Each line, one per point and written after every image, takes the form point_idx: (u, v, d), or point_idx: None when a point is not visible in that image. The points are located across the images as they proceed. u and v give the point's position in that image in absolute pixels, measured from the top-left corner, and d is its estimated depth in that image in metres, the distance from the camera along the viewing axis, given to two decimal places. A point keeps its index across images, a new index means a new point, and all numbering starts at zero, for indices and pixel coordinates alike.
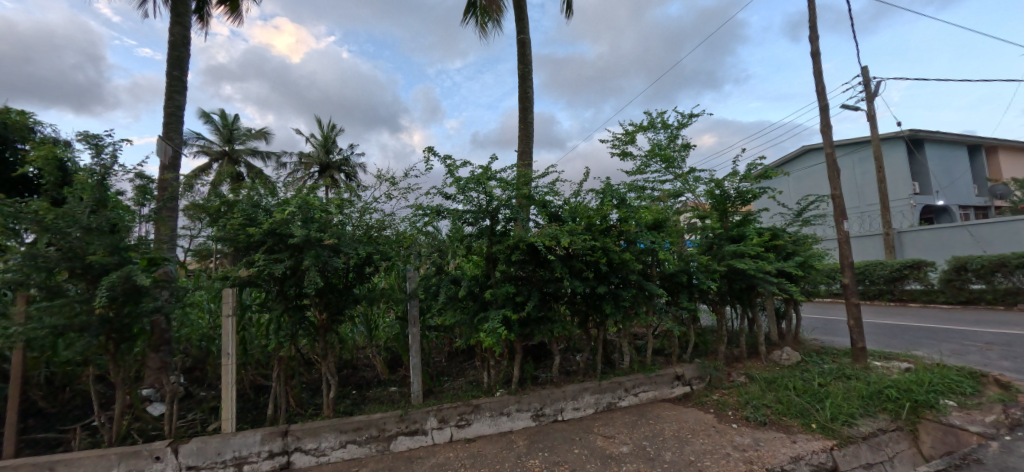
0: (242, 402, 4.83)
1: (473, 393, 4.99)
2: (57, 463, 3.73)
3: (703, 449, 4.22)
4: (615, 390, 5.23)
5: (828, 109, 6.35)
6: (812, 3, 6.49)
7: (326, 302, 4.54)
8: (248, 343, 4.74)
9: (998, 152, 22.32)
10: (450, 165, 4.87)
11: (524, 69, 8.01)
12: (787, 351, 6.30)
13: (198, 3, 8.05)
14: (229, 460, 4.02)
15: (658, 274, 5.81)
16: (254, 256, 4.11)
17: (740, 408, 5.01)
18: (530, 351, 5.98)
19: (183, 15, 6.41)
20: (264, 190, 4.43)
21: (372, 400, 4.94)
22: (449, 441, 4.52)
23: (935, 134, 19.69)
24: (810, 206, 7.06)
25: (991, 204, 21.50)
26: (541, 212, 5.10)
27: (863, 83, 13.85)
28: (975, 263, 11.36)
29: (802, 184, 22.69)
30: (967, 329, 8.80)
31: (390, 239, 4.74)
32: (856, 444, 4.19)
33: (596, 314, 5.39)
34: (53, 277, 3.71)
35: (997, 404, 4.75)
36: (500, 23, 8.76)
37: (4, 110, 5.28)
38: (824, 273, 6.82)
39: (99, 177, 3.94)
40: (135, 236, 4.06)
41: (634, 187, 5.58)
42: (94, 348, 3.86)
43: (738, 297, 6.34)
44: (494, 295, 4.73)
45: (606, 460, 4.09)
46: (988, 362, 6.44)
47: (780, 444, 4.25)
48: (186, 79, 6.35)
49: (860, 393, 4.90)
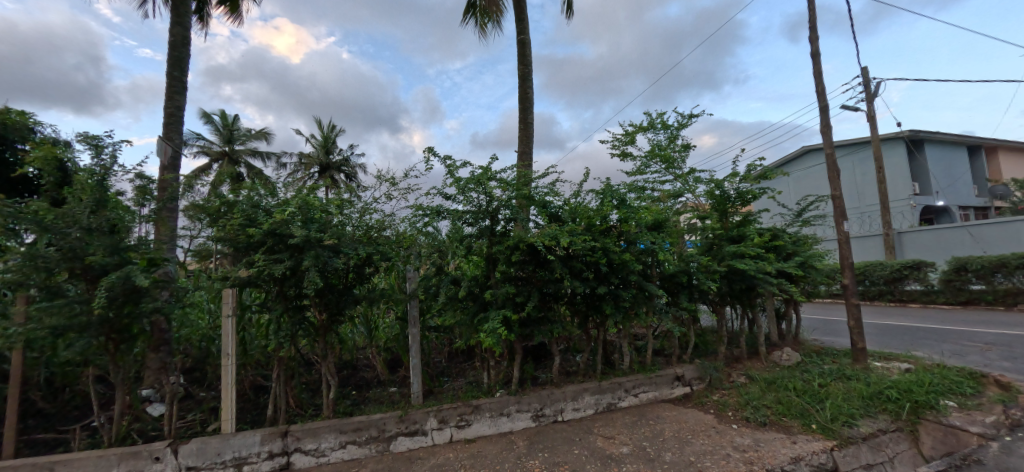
0: (242, 402, 4.83)
1: (473, 393, 5.00)
2: (57, 463, 3.72)
3: (703, 450, 4.22)
4: (615, 391, 5.22)
5: (828, 110, 6.35)
6: (812, 4, 6.49)
7: (326, 303, 4.54)
8: (248, 343, 4.73)
9: (998, 153, 22.31)
10: (450, 165, 4.87)
11: (524, 69, 8.02)
12: (787, 351, 6.30)
13: (199, 3, 8.06)
14: (229, 460, 4.01)
15: (658, 274, 5.81)
16: (254, 257, 4.10)
17: (740, 408, 5.01)
18: (530, 351, 5.98)
19: (183, 15, 6.40)
20: (264, 190, 4.43)
21: (372, 401, 4.94)
22: (449, 441, 4.52)
23: (935, 134, 19.68)
24: (811, 206, 7.06)
25: (991, 204, 21.49)
26: (541, 213, 5.10)
27: (863, 83, 13.83)
28: (975, 264, 11.35)
29: (802, 184, 22.70)
30: (967, 330, 8.80)
31: (390, 240, 4.75)
32: (856, 444, 4.19)
33: (596, 314, 5.39)
34: (53, 277, 3.71)
35: (997, 405, 4.74)
36: (500, 24, 8.77)
37: (4, 110, 5.28)
38: (824, 273, 6.82)
39: (99, 177, 3.93)
40: (135, 236, 4.06)
41: (635, 188, 5.55)
42: (94, 348, 3.85)
43: (738, 297, 6.34)
44: (494, 295, 4.73)
45: (606, 460, 4.09)
46: (988, 363, 6.44)
47: (780, 444, 4.25)
48: (186, 79, 6.35)
49: (860, 394, 4.90)
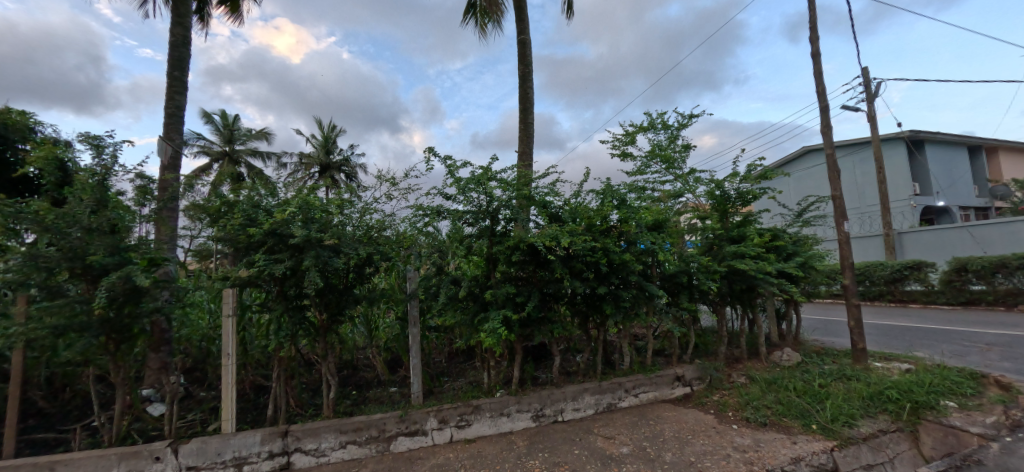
0: (242, 402, 4.83)
1: (473, 393, 5.00)
2: (57, 463, 3.72)
3: (703, 450, 4.22)
4: (615, 391, 5.22)
5: (828, 110, 6.35)
6: (812, 4, 6.49)
7: (326, 303, 4.54)
8: (248, 343, 4.73)
9: (999, 153, 22.29)
10: (450, 165, 4.87)
11: (524, 69, 8.01)
12: (787, 351, 6.30)
13: (199, 3, 8.07)
14: (229, 460, 4.01)
15: (658, 274, 5.81)
16: (254, 256, 4.10)
17: (740, 408, 5.01)
18: (530, 351, 5.98)
19: (183, 15, 6.40)
20: (264, 190, 4.44)
21: (372, 401, 4.94)
22: (449, 441, 4.52)
23: (935, 135, 19.67)
24: (811, 206, 7.06)
25: (992, 205, 21.47)
26: (541, 213, 5.10)
27: (863, 83, 13.82)
28: (976, 264, 11.35)
29: (802, 184, 22.69)
30: (969, 330, 8.79)
31: (390, 240, 4.75)
32: (856, 445, 4.19)
33: (596, 314, 5.39)
34: (53, 277, 3.71)
35: (997, 405, 4.74)
36: (500, 24, 8.77)
37: (4, 110, 5.28)
38: (824, 273, 6.81)
39: (99, 177, 3.95)
40: (135, 236, 4.06)
41: (635, 188, 5.53)
42: (94, 348, 3.86)
43: (738, 297, 6.33)
44: (494, 295, 4.73)
45: (606, 460, 4.09)
46: (989, 363, 6.43)
47: (781, 445, 4.25)
48: (186, 79, 6.35)
49: (860, 394, 4.90)
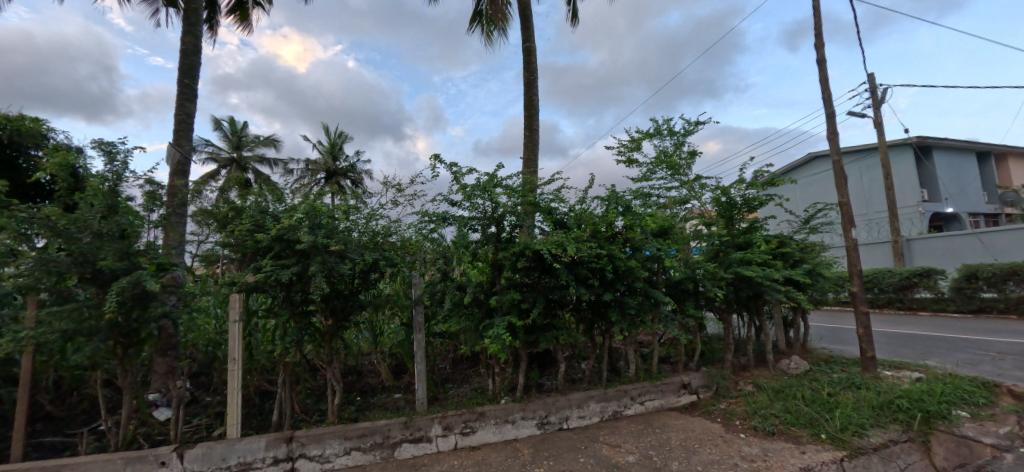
0: (247, 407, 4.87)
1: (478, 400, 4.98)
2: (64, 467, 3.73)
3: (711, 459, 4.18)
4: (620, 398, 5.18)
5: (834, 117, 6.32)
6: (815, 12, 6.50)
7: (331, 308, 4.56)
8: (254, 348, 4.73)
9: (1008, 160, 22.08)
10: (456, 172, 4.87)
11: (529, 76, 8.05)
12: (795, 360, 6.22)
13: (209, 12, 8.26)
14: (234, 465, 4.01)
15: (664, 281, 5.74)
16: (261, 262, 4.13)
17: (747, 417, 4.96)
18: (536, 358, 5.99)
19: (195, 24, 6.49)
20: (272, 196, 4.46)
21: (377, 407, 4.93)
22: (455, 448, 4.50)
23: (943, 141, 19.50)
24: (819, 213, 6.98)
25: (1002, 212, 21.26)
26: (546, 219, 5.04)
27: (868, 91, 13.82)
28: (987, 272, 11.21)
29: (808, 192, 22.60)
30: (982, 339, 8.63)
31: (396, 245, 4.77)
32: (867, 455, 4.13)
33: (602, 321, 5.37)
34: (63, 282, 3.75)
35: (1011, 415, 4.64)
36: (506, 32, 8.84)
37: (20, 118, 5.42)
38: (832, 280, 6.74)
39: (111, 184, 4.00)
40: (144, 241, 4.10)
41: (640, 194, 5.50)
42: (103, 352, 3.87)
43: (744, 305, 6.28)
44: (500, 301, 4.71)
45: (611, 468, 4.06)
46: (1001, 372, 6.33)
47: (789, 454, 4.19)
48: (196, 86, 6.43)
49: (870, 403, 4.85)
